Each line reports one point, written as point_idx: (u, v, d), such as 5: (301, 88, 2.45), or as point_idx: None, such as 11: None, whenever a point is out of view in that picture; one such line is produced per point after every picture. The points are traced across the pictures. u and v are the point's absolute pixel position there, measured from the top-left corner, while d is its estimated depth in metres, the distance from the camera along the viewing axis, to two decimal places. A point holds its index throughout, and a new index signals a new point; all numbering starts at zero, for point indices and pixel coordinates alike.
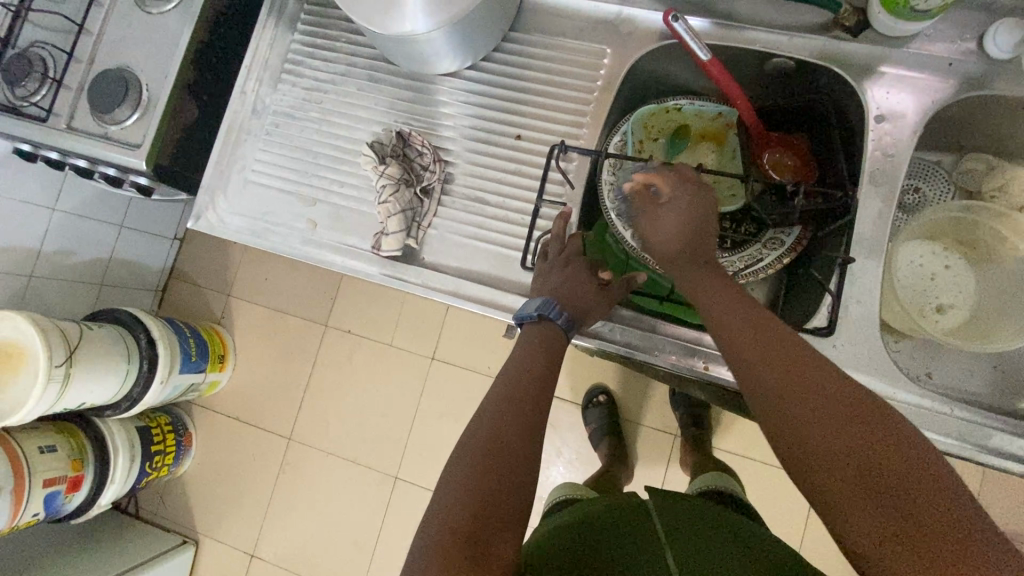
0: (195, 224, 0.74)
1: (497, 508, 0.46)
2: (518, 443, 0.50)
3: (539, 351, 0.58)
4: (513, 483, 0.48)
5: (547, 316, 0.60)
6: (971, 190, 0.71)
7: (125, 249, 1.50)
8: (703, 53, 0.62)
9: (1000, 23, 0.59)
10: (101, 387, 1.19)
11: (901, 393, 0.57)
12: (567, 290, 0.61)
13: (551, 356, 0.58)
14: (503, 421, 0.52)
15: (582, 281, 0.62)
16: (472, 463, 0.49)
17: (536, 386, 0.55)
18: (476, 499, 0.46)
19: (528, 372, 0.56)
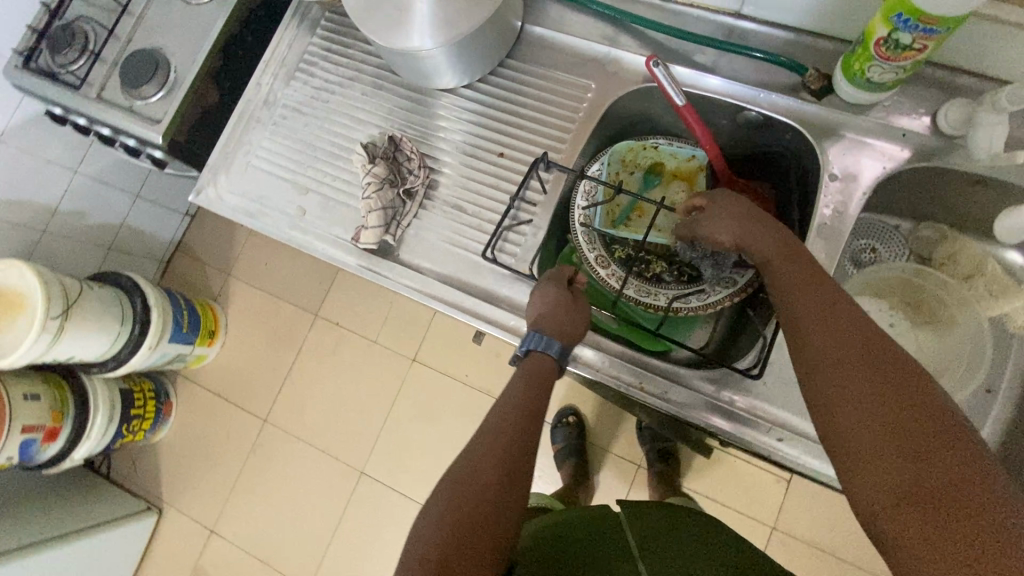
0: (196, 198, 0.80)
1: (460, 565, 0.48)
2: (482, 497, 0.53)
3: (526, 386, 0.61)
4: (478, 537, 0.50)
5: (535, 351, 0.63)
6: (924, 256, 0.74)
7: (137, 217, 1.57)
8: (677, 98, 0.67)
9: (952, 101, 0.62)
10: (90, 344, 1.24)
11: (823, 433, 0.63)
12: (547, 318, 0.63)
13: (524, 399, 0.60)
14: (475, 463, 0.56)
15: (558, 302, 0.64)
16: (437, 525, 0.51)
17: (517, 427, 0.58)
18: (437, 558, 0.49)
19: (498, 424, 0.59)
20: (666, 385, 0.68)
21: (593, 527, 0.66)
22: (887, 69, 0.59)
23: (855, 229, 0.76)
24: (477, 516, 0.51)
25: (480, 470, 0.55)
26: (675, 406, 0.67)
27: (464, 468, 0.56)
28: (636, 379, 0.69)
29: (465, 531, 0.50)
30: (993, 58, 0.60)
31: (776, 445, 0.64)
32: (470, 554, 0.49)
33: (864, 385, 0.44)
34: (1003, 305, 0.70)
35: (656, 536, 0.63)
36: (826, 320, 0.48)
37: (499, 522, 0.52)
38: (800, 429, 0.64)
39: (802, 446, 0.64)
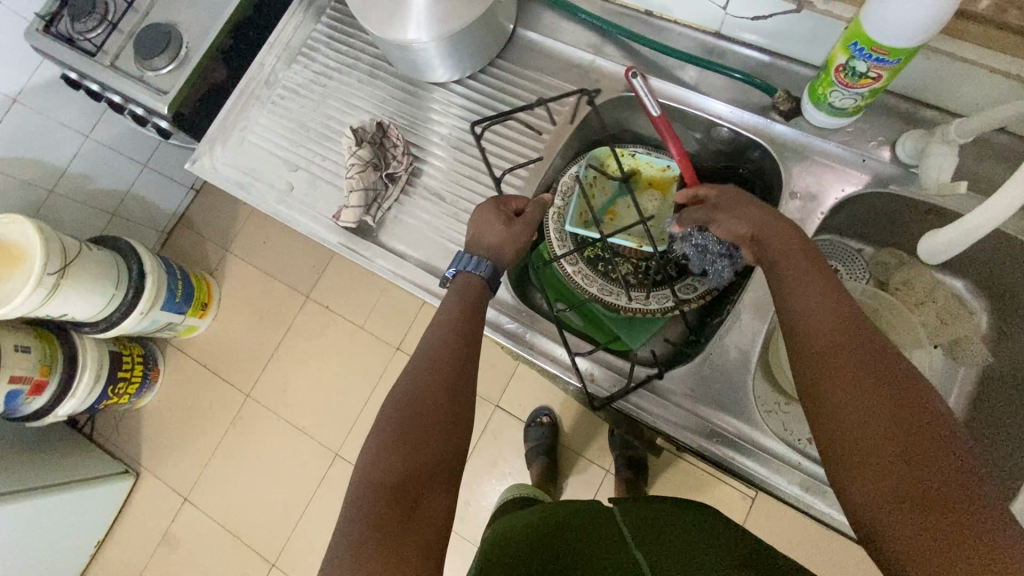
0: (192, 167, 0.84)
1: (412, 480, 0.51)
2: (428, 415, 0.55)
3: (460, 307, 0.63)
4: (424, 450, 0.53)
5: (463, 272, 0.66)
6: (881, 281, 0.77)
7: (143, 186, 1.62)
8: (653, 108, 0.71)
9: (908, 132, 0.65)
10: (84, 303, 1.28)
11: (761, 438, 0.66)
12: (485, 241, 0.67)
13: (459, 322, 0.62)
14: (423, 390, 0.57)
15: (493, 227, 0.68)
16: (385, 441, 0.54)
17: (462, 351, 0.60)
18: (388, 475, 0.51)
19: (437, 344, 0.60)
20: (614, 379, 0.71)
21: (582, 518, 0.64)
22: (847, 96, 0.62)
23: (816, 249, 0.79)
24: (422, 434, 0.54)
25: (421, 388, 0.57)
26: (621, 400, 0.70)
27: (407, 387, 0.57)
28: (588, 372, 0.72)
29: (410, 448, 0.53)
30: (951, 93, 0.63)
31: (714, 445, 0.67)
32: (420, 469, 0.52)
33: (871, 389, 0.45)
34: (952, 333, 0.71)
35: (651, 522, 0.61)
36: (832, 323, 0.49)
37: (442, 435, 0.55)
38: (737, 431, 0.67)
39: (744, 450, 0.66)
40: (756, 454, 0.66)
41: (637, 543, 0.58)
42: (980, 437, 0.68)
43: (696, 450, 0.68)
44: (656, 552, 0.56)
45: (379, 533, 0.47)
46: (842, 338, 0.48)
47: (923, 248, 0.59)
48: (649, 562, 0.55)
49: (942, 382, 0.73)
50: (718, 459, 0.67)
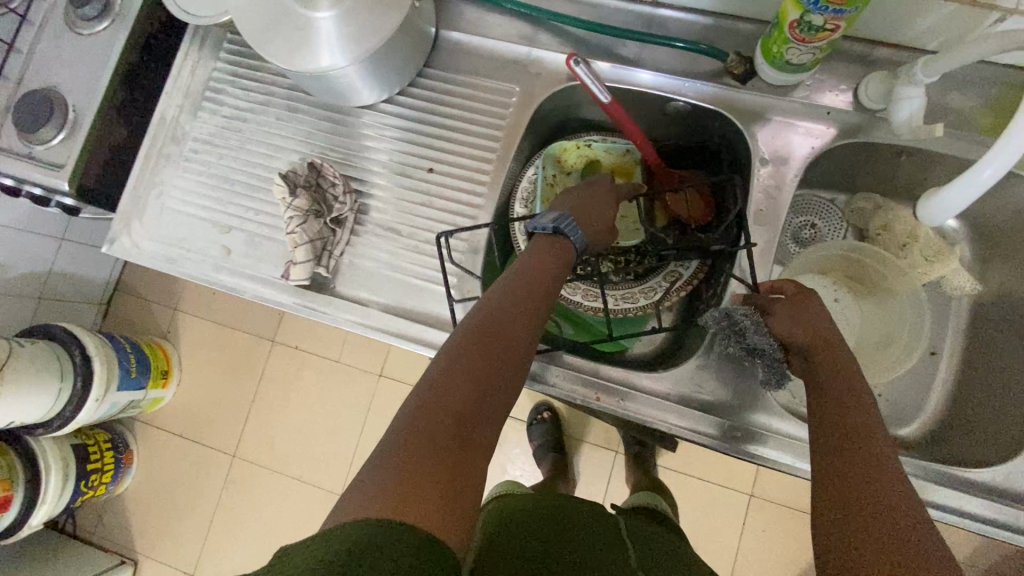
0: (110, 249, 0.74)
1: (474, 413, 0.46)
2: (503, 350, 0.51)
3: (548, 250, 0.61)
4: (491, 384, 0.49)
5: (564, 233, 0.62)
6: (861, 229, 0.75)
7: (67, 261, 1.48)
8: (602, 95, 0.66)
9: (871, 77, 0.62)
10: (29, 405, 1.17)
11: (779, 423, 0.62)
12: (586, 213, 0.65)
13: (543, 274, 0.58)
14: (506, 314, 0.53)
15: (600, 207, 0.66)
16: (459, 353, 0.49)
17: (541, 284, 0.57)
18: (454, 397, 0.46)
19: (523, 277, 0.57)
20: (617, 394, 0.65)
21: (597, 520, 0.62)
22: (804, 51, 0.58)
23: (793, 207, 0.76)
24: (492, 373, 0.49)
25: (502, 324, 0.52)
26: (631, 410, 0.65)
27: (488, 314, 0.53)
28: (592, 392, 0.66)
29: (483, 375, 0.48)
30: (905, 28, 0.60)
31: (738, 443, 0.63)
32: (486, 403, 0.48)
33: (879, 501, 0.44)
34: (938, 269, 0.71)
35: (654, 555, 0.58)
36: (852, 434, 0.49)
37: (512, 389, 0.50)
38: (759, 422, 0.63)
39: (764, 441, 0.62)
40: (778, 441, 0.62)
41: (640, 566, 0.55)
42: (984, 368, 0.68)
43: (724, 451, 0.63)
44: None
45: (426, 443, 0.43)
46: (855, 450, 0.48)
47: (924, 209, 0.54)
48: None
49: (936, 319, 0.73)
50: (746, 456, 0.63)
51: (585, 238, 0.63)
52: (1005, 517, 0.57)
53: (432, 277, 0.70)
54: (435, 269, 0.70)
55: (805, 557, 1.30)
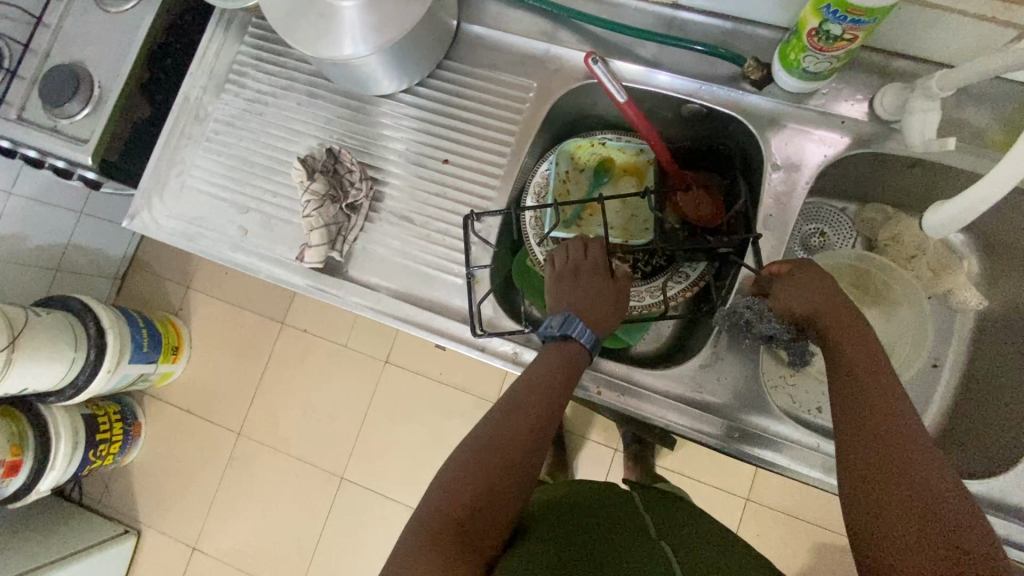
0: (130, 224, 0.76)
1: (480, 530, 0.51)
2: (506, 465, 0.54)
3: (557, 354, 0.62)
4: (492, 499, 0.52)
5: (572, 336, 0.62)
6: (869, 239, 0.76)
7: (84, 235, 1.50)
8: (618, 95, 0.67)
9: (886, 87, 0.62)
10: (43, 373, 1.19)
11: (778, 426, 0.64)
12: (590, 302, 0.65)
13: (559, 380, 0.59)
14: (513, 431, 0.56)
15: (601, 291, 0.66)
16: (464, 468, 0.54)
17: (548, 397, 0.58)
18: (461, 512, 0.51)
19: (531, 387, 0.59)
20: (619, 390, 0.66)
21: (612, 502, 0.64)
22: (821, 59, 0.59)
23: (803, 214, 0.77)
24: (501, 484, 0.53)
25: (508, 435, 0.56)
26: (633, 405, 0.66)
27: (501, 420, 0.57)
28: (594, 386, 0.67)
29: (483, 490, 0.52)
30: (923, 40, 0.61)
31: (737, 443, 0.64)
32: (485, 519, 0.51)
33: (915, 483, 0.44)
34: (948, 282, 0.71)
35: (669, 520, 0.61)
36: (877, 411, 0.49)
37: (514, 499, 0.53)
38: (758, 424, 0.64)
39: (761, 442, 0.64)
40: (776, 443, 0.63)
41: (659, 534, 0.57)
42: (984, 383, 0.68)
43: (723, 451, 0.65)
44: (677, 544, 0.55)
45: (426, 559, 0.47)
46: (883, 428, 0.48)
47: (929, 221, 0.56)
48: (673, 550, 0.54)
49: (940, 332, 0.73)
50: (745, 456, 0.64)
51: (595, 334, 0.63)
52: (995, 529, 0.58)
53: (442, 266, 0.71)
54: (445, 258, 0.71)
55: (798, 562, 1.31)
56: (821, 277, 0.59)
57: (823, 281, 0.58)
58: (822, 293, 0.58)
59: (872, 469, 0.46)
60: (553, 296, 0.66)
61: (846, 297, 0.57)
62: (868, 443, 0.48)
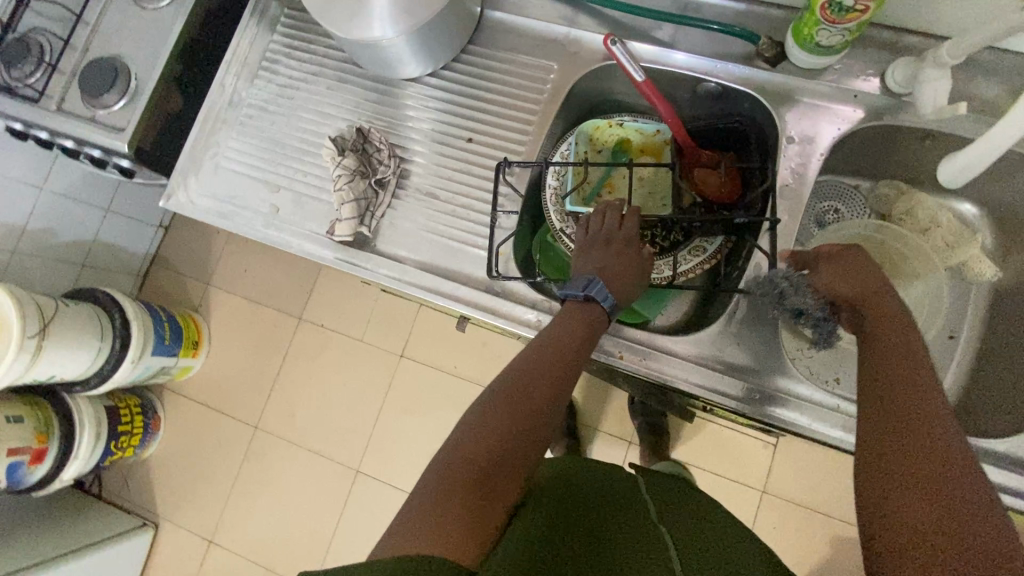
0: (166, 203, 0.79)
1: (506, 480, 0.49)
2: (519, 412, 0.54)
3: (572, 321, 0.63)
4: (508, 440, 0.52)
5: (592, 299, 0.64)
6: (883, 214, 0.77)
7: (109, 232, 1.55)
8: (637, 74, 0.70)
9: (897, 61, 0.64)
10: (70, 361, 1.22)
11: (798, 387, 0.65)
12: (614, 270, 0.67)
13: (576, 338, 0.61)
14: (521, 381, 0.57)
15: (626, 263, 0.68)
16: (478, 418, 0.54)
17: (557, 353, 0.60)
18: (486, 462, 0.50)
19: (538, 348, 0.61)
20: (643, 354, 0.68)
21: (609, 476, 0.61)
22: (834, 32, 0.61)
23: (815, 192, 0.79)
24: (513, 429, 0.53)
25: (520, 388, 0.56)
26: (656, 369, 0.68)
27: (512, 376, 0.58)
28: (614, 350, 0.69)
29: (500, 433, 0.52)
30: (930, 15, 0.63)
31: (754, 402, 0.65)
32: (505, 454, 0.51)
33: (926, 457, 0.43)
34: (959, 254, 0.73)
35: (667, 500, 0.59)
36: (902, 389, 0.49)
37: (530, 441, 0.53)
38: (779, 386, 0.66)
39: (775, 400, 0.65)
40: (796, 403, 0.65)
41: (658, 517, 0.55)
42: (1001, 351, 0.70)
43: (744, 413, 0.66)
44: (675, 528, 0.53)
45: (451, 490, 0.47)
46: (905, 407, 0.47)
47: (943, 170, 0.64)
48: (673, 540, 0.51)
49: (955, 304, 0.74)
50: (765, 417, 0.65)
51: (615, 300, 0.66)
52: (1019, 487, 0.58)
53: (467, 239, 0.74)
54: (470, 232, 0.74)
55: (817, 554, 1.30)
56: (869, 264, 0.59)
57: (868, 267, 0.59)
58: (865, 276, 0.58)
59: (884, 444, 0.46)
60: (580, 261, 0.69)
61: (893, 288, 0.57)
62: (885, 420, 0.48)
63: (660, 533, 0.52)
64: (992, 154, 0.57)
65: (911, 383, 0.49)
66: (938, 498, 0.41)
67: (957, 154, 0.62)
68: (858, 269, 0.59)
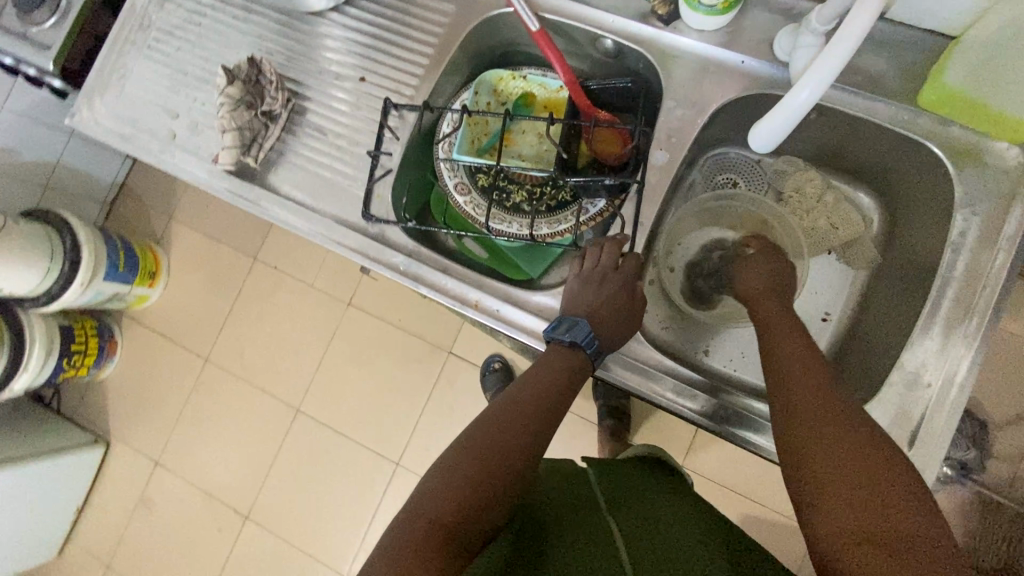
0: (71, 121, 0.81)
1: (464, 532, 0.50)
2: (491, 459, 0.54)
3: (561, 368, 0.61)
4: (479, 488, 0.52)
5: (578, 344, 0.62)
6: (779, 191, 0.76)
7: (73, 157, 1.57)
8: (530, 22, 0.67)
9: (785, 28, 0.62)
10: (18, 276, 1.26)
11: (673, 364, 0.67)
12: (604, 313, 0.64)
13: (555, 380, 0.60)
14: (495, 427, 0.56)
15: (615, 306, 0.64)
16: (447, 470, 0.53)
17: (539, 402, 0.59)
18: (452, 517, 0.50)
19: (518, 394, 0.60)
20: (624, 364, 0.67)
21: (574, 484, 0.68)
22: None
23: (715, 162, 0.78)
24: (483, 479, 0.52)
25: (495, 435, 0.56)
26: (643, 386, 0.66)
27: (486, 421, 0.57)
28: (472, 298, 0.69)
29: (469, 481, 0.52)
30: None
31: (620, 370, 0.67)
32: (471, 509, 0.51)
33: (861, 464, 0.45)
34: (842, 235, 0.73)
35: (628, 498, 0.65)
36: (822, 396, 0.51)
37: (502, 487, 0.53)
38: (739, 401, 0.65)
39: (625, 365, 0.67)
40: (752, 421, 0.64)
41: (611, 512, 0.61)
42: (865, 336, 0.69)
43: (701, 424, 0.65)
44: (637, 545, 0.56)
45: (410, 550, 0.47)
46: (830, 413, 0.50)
47: (755, 134, 0.58)
48: (621, 530, 0.58)
49: (835, 283, 0.75)
50: (641, 391, 0.66)
51: (600, 347, 0.63)
52: None
53: (349, 179, 0.74)
54: (352, 172, 0.75)
55: None
56: (777, 262, 0.68)
57: (776, 266, 0.67)
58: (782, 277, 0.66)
59: (816, 454, 0.47)
60: (570, 297, 0.65)
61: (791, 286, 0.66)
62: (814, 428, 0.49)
63: (612, 526, 0.59)
64: (811, 106, 0.52)
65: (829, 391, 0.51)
66: (887, 507, 0.43)
67: (771, 113, 0.55)
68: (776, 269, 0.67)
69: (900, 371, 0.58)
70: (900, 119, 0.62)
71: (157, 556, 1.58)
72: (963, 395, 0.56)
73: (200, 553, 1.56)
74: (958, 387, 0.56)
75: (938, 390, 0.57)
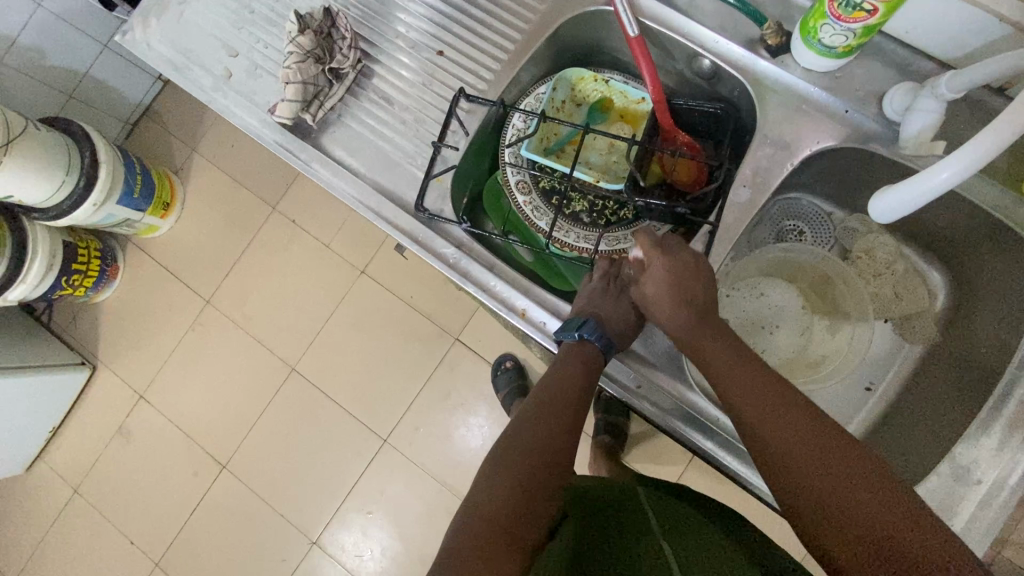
0: (120, 38, 0.76)
1: (518, 528, 0.49)
2: (536, 459, 0.54)
3: (573, 371, 0.61)
4: (527, 485, 0.52)
5: (587, 341, 0.61)
6: (845, 249, 0.74)
7: (103, 70, 1.51)
8: (629, 27, 0.62)
9: (900, 84, 0.59)
10: (30, 185, 1.18)
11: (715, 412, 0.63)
12: (611, 315, 0.64)
13: (584, 383, 0.60)
14: (536, 429, 0.57)
15: (618, 311, 0.64)
16: (496, 474, 0.53)
17: (571, 400, 0.59)
18: (506, 517, 0.49)
19: (548, 398, 0.60)
20: (658, 393, 0.64)
21: (620, 502, 0.63)
22: (838, 31, 0.55)
23: (780, 209, 0.76)
24: (534, 484, 0.52)
25: (533, 440, 0.56)
26: (676, 424, 0.63)
27: (521, 423, 0.58)
28: (519, 305, 0.66)
29: (521, 479, 0.52)
30: (950, 39, 0.57)
31: (662, 410, 0.64)
32: (525, 510, 0.50)
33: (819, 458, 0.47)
34: (904, 308, 0.71)
35: (677, 519, 0.60)
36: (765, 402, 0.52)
37: (548, 484, 0.53)
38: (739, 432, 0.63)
39: (666, 404, 0.64)
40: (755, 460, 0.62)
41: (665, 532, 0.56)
42: (910, 417, 0.68)
43: (696, 450, 0.64)
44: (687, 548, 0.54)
45: (471, 554, 0.47)
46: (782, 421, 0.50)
47: (875, 207, 0.54)
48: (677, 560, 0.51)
49: (885, 355, 0.73)
50: (677, 433, 0.63)
51: (610, 341, 0.63)
52: None
53: (409, 157, 0.70)
54: (412, 149, 0.71)
55: None
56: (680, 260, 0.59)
57: (681, 255, 0.60)
58: (690, 260, 0.60)
59: (785, 476, 0.48)
60: (575, 305, 0.66)
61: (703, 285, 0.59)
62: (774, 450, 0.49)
63: (664, 550, 0.53)
64: (950, 187, 0.47)
65: (773, 399, 0.52)
66: (858, 502, 0.44)
67: (899, 185, 0.51)
68: (687, 253, 0.59)
69: (951, 463, 0.56)
70: (1003, 207, 0.58)
71: (129, 488, 1.56)
72: (1014, 497, 0.54)
73: (172, 493, 1.54)
74: (1008, 490, 0.54)
75: (987, 489, 0.55)
